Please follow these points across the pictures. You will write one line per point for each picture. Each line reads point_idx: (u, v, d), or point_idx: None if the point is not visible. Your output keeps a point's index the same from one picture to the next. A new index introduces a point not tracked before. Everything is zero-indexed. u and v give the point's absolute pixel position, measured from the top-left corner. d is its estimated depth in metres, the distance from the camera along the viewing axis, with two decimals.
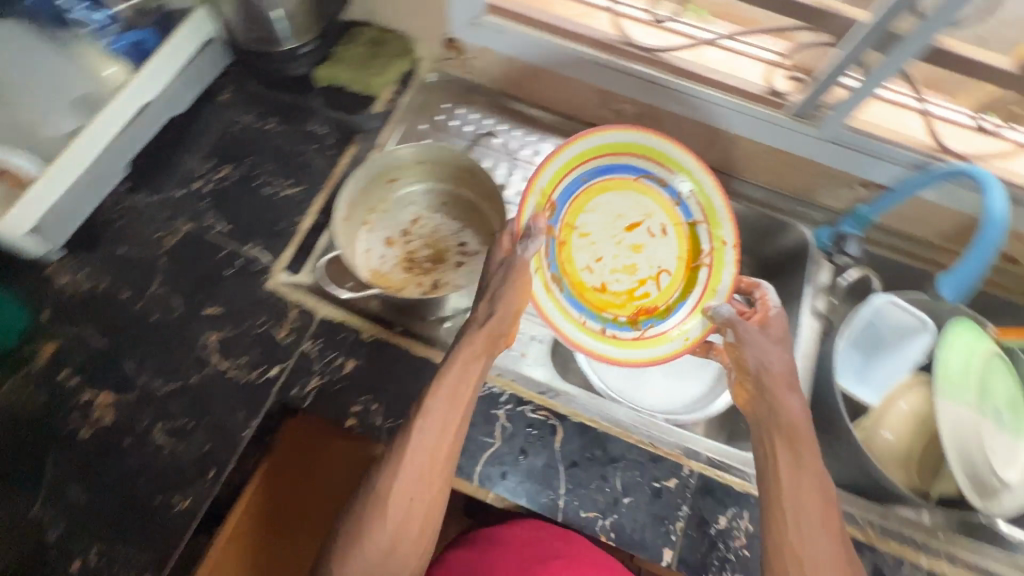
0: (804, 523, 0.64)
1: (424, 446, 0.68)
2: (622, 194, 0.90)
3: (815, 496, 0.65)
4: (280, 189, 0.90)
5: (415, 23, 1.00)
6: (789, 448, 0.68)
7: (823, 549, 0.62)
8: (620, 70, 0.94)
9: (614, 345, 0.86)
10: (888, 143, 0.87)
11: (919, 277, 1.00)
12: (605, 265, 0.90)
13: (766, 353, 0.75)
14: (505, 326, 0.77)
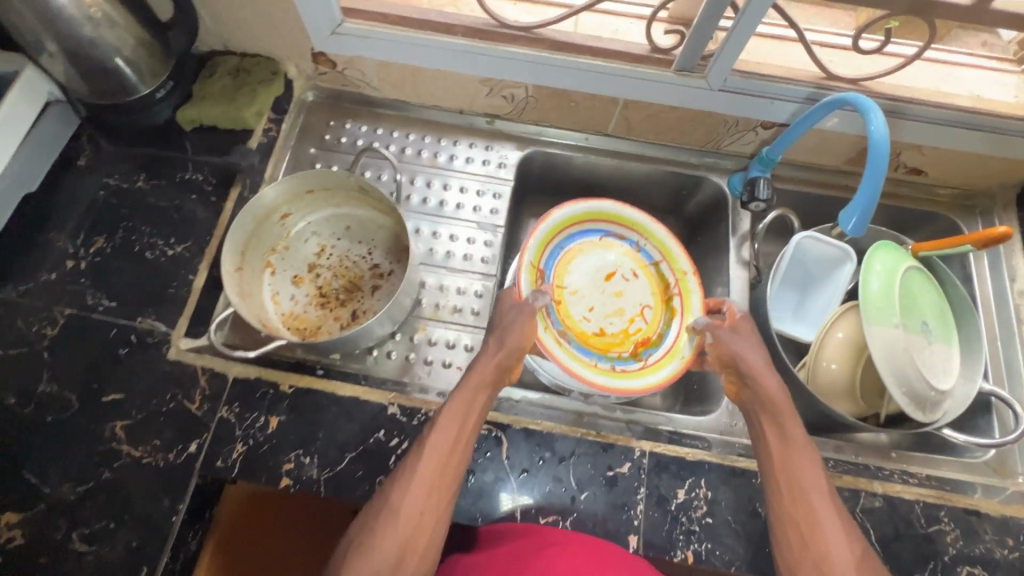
0: (807, 497, 0.63)
1: (433, 461, 0.64)
2: (596, 249, 0.92)
3: (809, 466, 0.65)
4: (164, 249, 0.83)
5: (275, 43, 0.92)
6: (781, 421, 0.69)
7: (830, 523, 0.61)
8: (499, 56, 0.89)
9: (621, 377, 0.81)
10: (776, 81, 0.87)
11: (832, 202, 1.02)
12: (597, 314, 0.88)
13: (748, 348, 0.76)
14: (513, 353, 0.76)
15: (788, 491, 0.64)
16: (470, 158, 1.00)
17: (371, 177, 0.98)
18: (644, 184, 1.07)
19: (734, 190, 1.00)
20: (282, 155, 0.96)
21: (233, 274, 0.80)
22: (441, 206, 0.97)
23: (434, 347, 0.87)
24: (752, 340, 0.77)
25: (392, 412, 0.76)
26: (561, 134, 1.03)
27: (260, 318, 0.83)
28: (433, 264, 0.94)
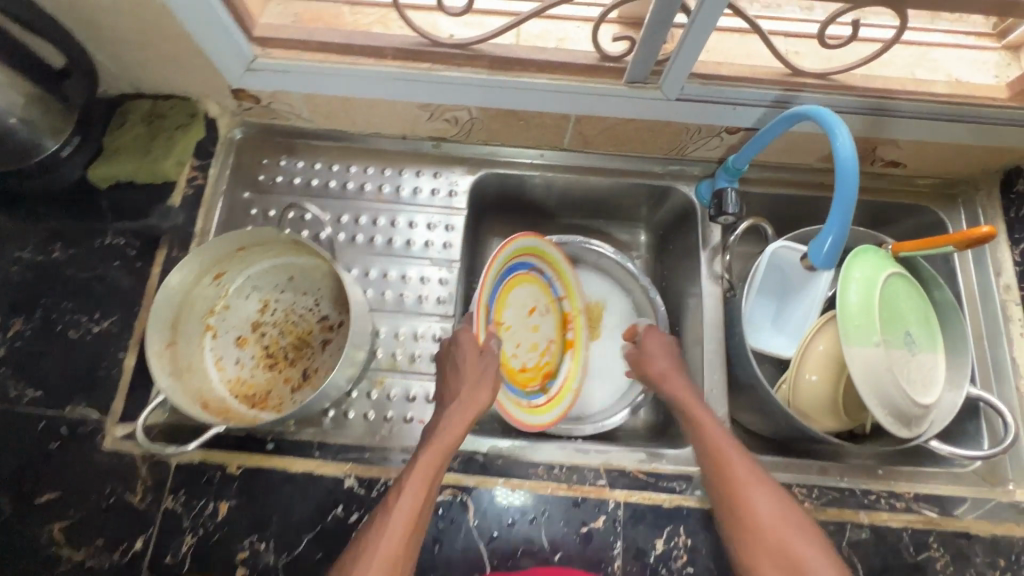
0: (765, 508, 0.67)
1: (399, 527, 0.63)
2: (527, 283, 0.91)
3: (754, 476, 0.70)
4: (90, 327, 0.77)
5: (188, 82, 0.83)
6: (716, 436, 0.73)
7: (787, 528, 0.66)
8: (436, 80, 0.80)
9: (529, 412, 0.85)
10: (739, 85, 0.78)
11: (806, 201, 0.97)
12: (518, 348, 0.89)
13: (657, 360, 0.84)
14: (477, 405, 0.75)
15: (745, 506, 0.67)
16: (418, 188, 0.93)
17: (312, 218, 0.91)
18: (608, 195, 1.01)
19: (703, 199, 0.94)
20: (215, 204, 0.88)
21: (165, 350, 0.73)
22: (390, 244, 0.91)
23: (393, 401, 0.83)
24: (663, 350, 0.85)
25: (350, 485, 0.72)
26: (515, 152, 0.96)
27: (202, 392, 0.77)
28: (386, 310, 0.87)
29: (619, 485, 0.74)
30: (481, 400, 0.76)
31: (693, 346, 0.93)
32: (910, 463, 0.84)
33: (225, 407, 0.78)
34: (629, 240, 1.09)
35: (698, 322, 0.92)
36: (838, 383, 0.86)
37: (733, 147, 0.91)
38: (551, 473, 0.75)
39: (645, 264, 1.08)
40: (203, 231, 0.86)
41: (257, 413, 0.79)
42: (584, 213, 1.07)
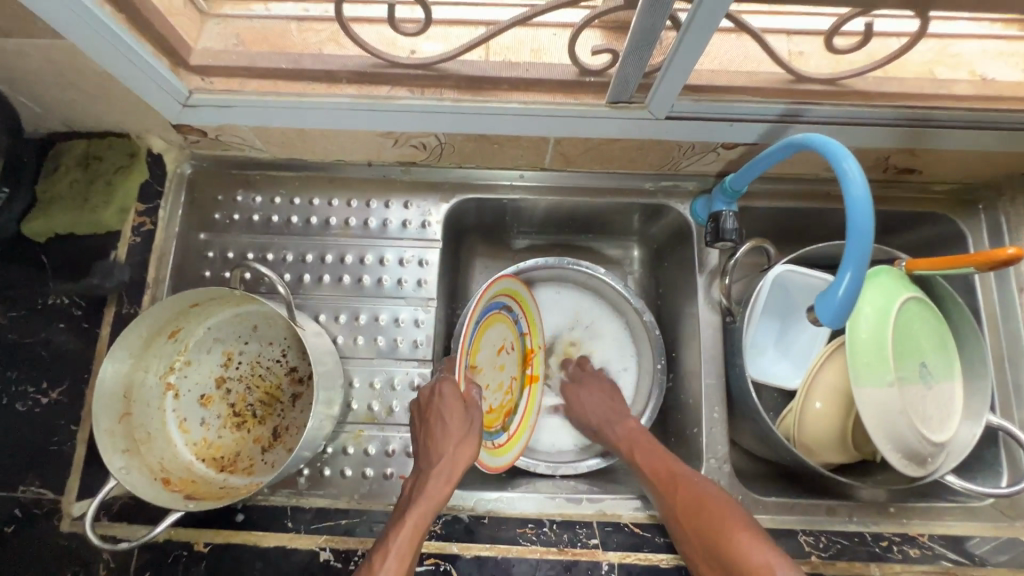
0: (711, 526, 0.65)
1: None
2: (501, 320, 0.80)
3: (693, 496, 0.68)
4: (38, 397, 0.71)
5: (122, 120, 0.75)
6: (652, 467, 0.74)
7: (742, 543, 0.62)
8: (396, 107, 0.72)
9: (498, 454, 0.80)
10: (739, 99, 0.69)
11: (810, 213, 0.89)
12: (487, 391, 0.79)
13: (588, 407, 0.86)
14: (462, 462, 0.70)
15: (694, 530, 0.66)
16: (388, 220, 0.86)
17: (275, 259, 0.84)
18: (595, 213, 0.94)
19: (698, 218, 0.87)
20: (168, 250, 0.82)
21: (118, 424, 0.68)
22: (360, 283, 0.84)
23: (371, 457, 0.78)
24: (595, 387, 0.88)
25: (326, 559, 0.67)
26: (491, 174, 0.88)
27: (164, 462, 0.72)
28: (360, 356, 0.82)
29: (612, 546, 0.70)
30: (466, 456, 0.70)
31: (691, 377, 0.87)
32: (922, 498, 0.79)
33: (190, 475, 0.73)
34: (621, 257, 1.02)
35: (695, 352, 0.86)
36: (846, 416, 0.80)
37: (732, 161, 0.82)
38: (541, 535, 0.71)
39: (638, 282, 1.01)
40: (156, 281, 0.80)
41: (226, 478, 0.74)
42: (570, 230, 0.99)
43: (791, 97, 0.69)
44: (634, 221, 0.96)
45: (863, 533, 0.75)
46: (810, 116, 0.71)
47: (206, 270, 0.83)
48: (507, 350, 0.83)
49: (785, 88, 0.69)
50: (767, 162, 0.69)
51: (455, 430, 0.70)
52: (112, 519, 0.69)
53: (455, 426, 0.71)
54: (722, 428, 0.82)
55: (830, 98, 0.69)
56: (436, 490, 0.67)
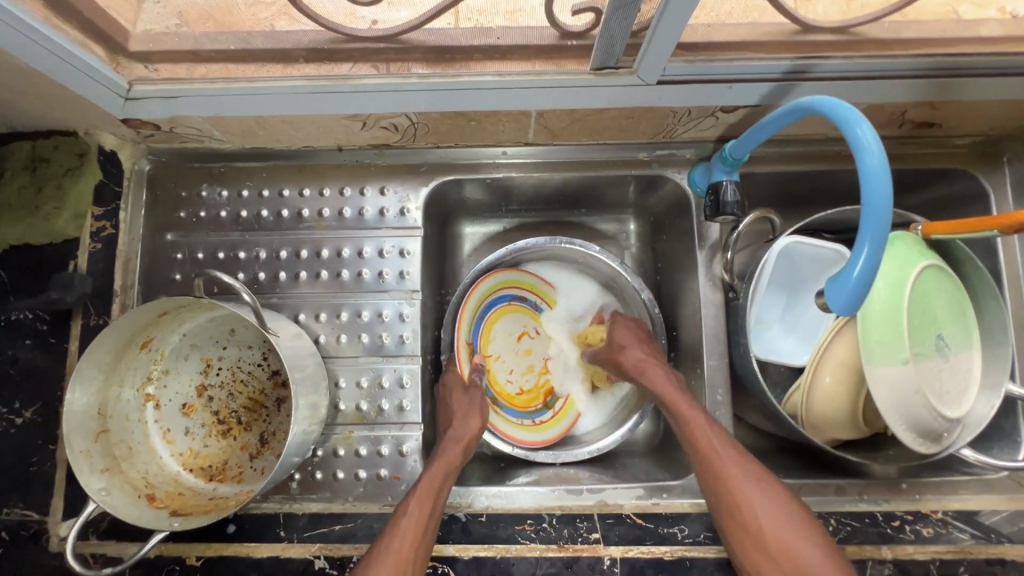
0: (778, 516, 0.63)
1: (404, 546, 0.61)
2: (514, 310, 0.89)
3: (757, 481, 0.65)
4: (11, 418, 0.68)
5: (61, 118, 0.68)
6: (713, 437, 0.69)
7: (803, 536, 0.62)
8: (359, 88, 0.65)
9: (534, 431, 0.85)
10: (738, 58, 0.62)
11: (818, 176, 0.83)
12: (513, 373, 0.88)
13: (632, 348, 0.80)
14: (470, 434, 0.74)
15: (756, 518, 0.63)
16: (364, 209, 0.81)
17: (248, 257, 0.79)
18: (586, 187, 0.87)
19: (696, 189, 0.80)
20: (133, 253, 0.78)
21: (93, 443, 0.65)
22: (339, 278, 0.79)
23: (363, 458, 0.76)
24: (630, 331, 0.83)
25: (320, 567, 0.65)
26: (473, 153, 0.82)
27: (148, 476, 0.70)
28: (344, 355, 0.78)
29: (613, 540, 0.68)
30: (472, 428, 0.74)
31: (693, 358, 0.83)
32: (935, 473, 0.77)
33: (178, 487, 0.71)
34: (616, 231, 0.96)
35: (697, 332, 0.82)
36: (855, 393, 0.75)
37: (732, 125, 0.75)
38: (539, 531, 0.69)
39: (636, 258, 0.95)
40: (125, 287, 0.77)
41: (216, 487, 0.72)
42: (561, 206, 0.93)
43: (798, 52, 0.61)
44: (629, 194, 0.89)
45: (874, 513, 0.72)
46: (819, 71, 0.63)
47: (176, 273, 0.79)
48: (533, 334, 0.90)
49: (790, 41, 0.61)
50: (771, 128, 0.63)
51: (463, 409, 0.76)
52: (101, 538, 0.67)
53: (459, 406, 0.77)
54: (726, 410, 0.79)
55: (842, 50, 0.62)
56: (450, 461, 0.70)
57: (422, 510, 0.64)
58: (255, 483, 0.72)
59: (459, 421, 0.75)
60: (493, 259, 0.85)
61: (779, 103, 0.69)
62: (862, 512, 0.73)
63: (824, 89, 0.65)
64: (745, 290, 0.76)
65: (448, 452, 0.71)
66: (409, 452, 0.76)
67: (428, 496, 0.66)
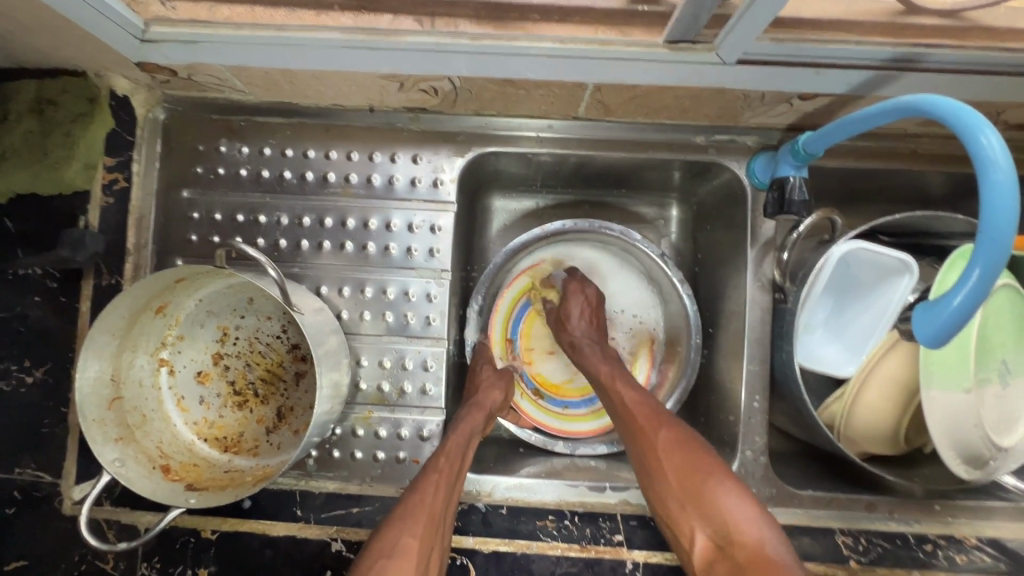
0: (696, 473, 0.59)
1: (433, 495, 0.60)
2: None
3: (676, 440, 0.62)
4: (21, 376, 0.65)
5: (69, 57, 0.62)
6: (634, 402, 0.68)
7: (719, 489, 0.57)
8: (398, 49, 0.58)
9: (589, 418, 0.83)
10: (834, 40, 0.54)
11: (889, 175, 0.76)
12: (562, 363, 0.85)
13: (573, 319, 0.78)
14: (492, 402, 0.73)
15: (676, 479, 0.59)
16: (394, 177, 0.75)
17: (269, 222, 0.74)
18: (628, 168, 0.80)
19: (755, 180, 0.74)
20: (147, 210, 0.73)
21: (107, 411, 0.63)
22: (364, 251, 0.75)
23: (383, 440, 0.73)
24: (588, 303, 0.80)
25: (337, 549, 0.65)
26: (514, 124, 0.75)
27: (162, 446, 0.67)
28: (367, 333, 0.74)
29: (637, 544, 0.68)
30: (494, 399, 0.73)
31: (731, 359, 0.79)
32: (972, 495, 0.74)
33: (192, 458, 0.69)
34: (657, 216, 0.90)
35: (738, 334, 0.78)
36: (901, 409, 0.72)
37: (806, 113, 0.69)
38: (561, 529, 0.68)
39: (675, 246, 0.90)
40: (138, 247, 0.72)
41: (231, 459, 0.70)
42: (600, 185, 0.86)
43: (905, 37, 0.54)
44: (675, 178, 0.83)
45: (906, 535, 0.72)
46: (926, 62, 0.56)
47: (192, 234, 0.74)
48: None
49: (893, 23, 0.53)
50: (859, 125, 0.56)
51: (489, 380, 0.75)
52: (114, 505, 0.66)
53: (484, 379, 0.75)
54: (762, 420, 0.75)
55: (956, 37, 0.54)
56: (473, 426, 0.68)
57: (450, 467, 0.63)
58: (271, 459, 0.70)
59: (481, 391, 0.73)
60: (527, 239, 0.80)
61: (868, 93, 0.61)
62: (893, 532, 0.72)
63: (928, 83, 0.58)
64: (796, 294, 0.71)
65: (469, 419, 0.69)
66: (429, 436, 0.73)
67: (457, 457, 0.64)
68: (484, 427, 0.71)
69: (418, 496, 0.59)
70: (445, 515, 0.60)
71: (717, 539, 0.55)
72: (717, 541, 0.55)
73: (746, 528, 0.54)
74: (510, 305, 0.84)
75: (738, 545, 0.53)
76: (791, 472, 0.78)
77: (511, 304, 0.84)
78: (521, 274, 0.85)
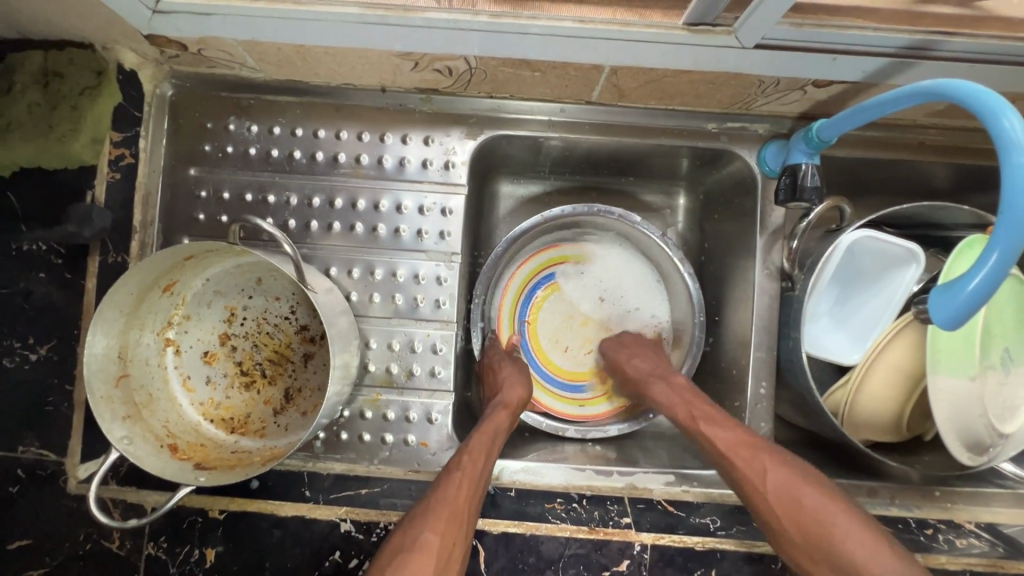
0: (818, 523, 0.58)
1: (454, 495, 0.59)
2: (566, 285, 0.85)
3: (786, 482, 0.61)
4: (25, 354, 0.65)
5: (75, 28, 0.60)
6: (726, 442, 0.65)
7: (849, 537, 0.56)
8: (413, 26, 0.57)
9: (597, 402, 0.84)
10: (849, 26, 0.55)
11: (896, 166, 0.77)
12: (570, 350, 0.85)
13: (633, 361, 0.77)
14: (517, 401, 0.72)
15: (799, 532, 0.59)
16: (404, 159, 0.74)
17: (278, 202, 0.74)
18: (638, 155, 0.81)
19: (766, 168, 0.74)
20: (154, 188, 0.72)
21: (115, 388, 0.62)
22: (374, 233, 0.74)
23: (390, 422, 0.73)
24: (637, 346, 0.80)
25: (346, 530, 0.65)
26: (526, 107, 0.75)
27: (169, 425, 0.67)
28: (376, 315, 0.74)
29: (645, 527, 0.68)
30: (518, 396, 0.72)
31: (737, 346, 0.79)
32: (970, 481, 0.76)
33: (199, 438, 0.68)
34: (664, 205, 0.90)
35: (745, 321, 0.78)
36: (905, 400, 0.72)
37: (819, 102, 0.69)
38: (570, 511, 0.68)
39: (681, 234, 0.90)
40: (144, 224, 0.71)
41: (237, 440, 0.70)
42: (608, 171, 0.86)
43: (922, 25, 0.54)
44: (684, 166, 0.83)
45: (908, 519, 0.73)
46: (941, 50, 0.56)
47: (199, 213, 0.73)
48: (590, 309, 0.86)
49: (909, 11, 0.53)
50: (875, 110, 0.57)
51: (505, 376, 0.74)
52: (120, 484, 0.65)
53: (502, 374, 0.74)
54: (767, 408, 0.76)
55: (972, 26, 0.54)
56: (497, 425, 0.67)
57: (472, 467, 0.62)
58: (279, 440, 0.69)
59: (504, 389, 0.72)
60: (527, 226, 0.79)
61: (882, 81, 0.62)
62: (895, 517, 0.73)
63: (941, 71, 0.58)
64: (804, 281, 0.71)
65: (494, 417, 0.68)
66: (438, 420, 0.73)
67: (480, 454, 0.63)
68: (511, 426, 0.70)
69: (441, 492, 0.59)
70: (471, 513, 0.60)
71: None
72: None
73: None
74: (518, 287, 0.84)
75: None
76: None
77: (519, 285, 0.84)
78: (532, 256, 0.85)
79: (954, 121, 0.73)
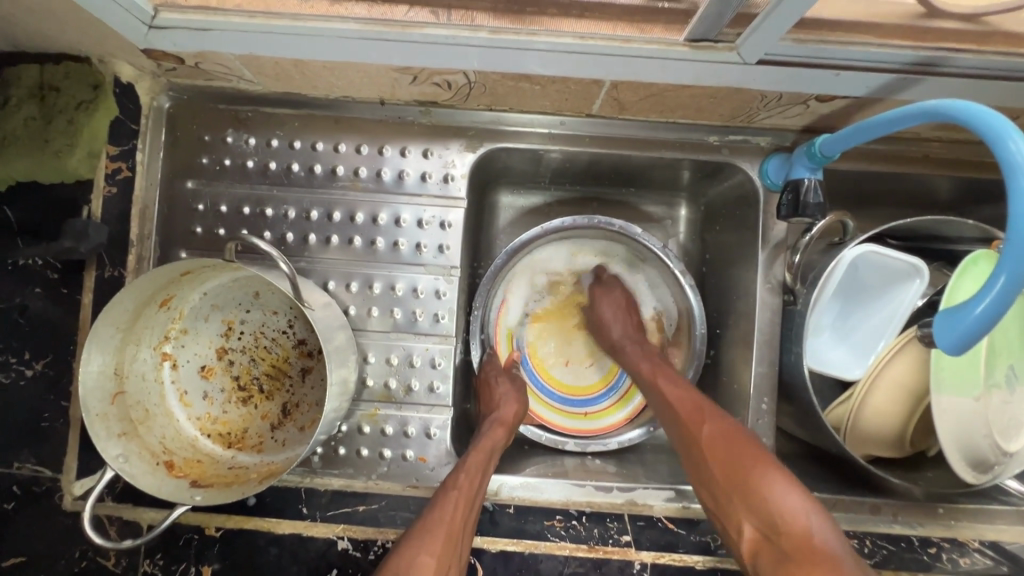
0: (741, 465, 0.60)
1: (450, 513, 0.59)
2: (564, 296, 0.85)
3: (720, 432, 0.63)
4: (21, 369, 0.64)
5: (70, 41, 0.60)
6: (678, 395, 0.69)
7: (769, 482, 0.58)
8: (409, 41, 0.56)
9: (602, 415, 0.83)
10: (855, 42, 0.54)
11: (900, 179, 0.76)
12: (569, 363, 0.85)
13: (608, 321, 0.80)
14: (512, 415, 0.72)
15: (722, 472, 0.61)
16: (403, 171, 0.74)
17: (276, 215, 0.73)
18: (639, 167, 0.80)
19: (767, 181, 0.73)
20: (150, 202, 0.72)
21: (110, 406, 0.62)
22: (373, 247, 0.74)
23: (389, 437, 0.72)
24: (618, 304, 0.81)
25: (343, 548, 0.65)
26: (526, 119, 0.74)
27: (166, 441, 0.66)
28: (374, 329, 0.73)
29: (645, 545, 0.67)
30: (512, 413, 0.72)
31: (739, 360, 0.79)
32: (974, 498, 0.75)
33: (196, 454, 0.68)
34: (665, 216, 0.89)
35: (747, 335, 0.77)
36: (909, 416, 0.71)
37: (822, 115, 0.69)
38: (569, 529, 0.68)
39: (682, 245, 0.90)
40: (141, 238, 0.71)
41: (234, 456, 0.69)
42: (609, 182, 0.85)
43: (927, 40, 0.53)
44: (685, 177, 0.82)
45: (910, 537, 0.72)
46: (947, 66, 0.55)
47: (196, 226, 0.73)
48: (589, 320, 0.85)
49: (914, 27, 0.52)
50: (880, 127, 0.56)
51: (502, 393, 0.74)
52: (116, 501, 0.65)
53: (499, 390, 0.74)
54: (769, 423, 0.76)
55: (978, 42, 0.53)
56: (494, 442, 0.67)
57: (468, 487, 0.61)
58: (277, 455, 0.69)
59: (500, 404, 0.72)
60: (527, 238, 0.79)
61: (887, 96, 0.61)
62: (897, 535, 0.72)
63: (946, 86, 0.58)
64: (807, 296, 0.71)
65: (491, 434, 0.68)
66: (437, 435, 0.72)
67: (476, 473, 0.63)
68: (507, 442, 0.70)
69: (438, 512, 0.59)
70: (467, 531, 0.59)
71: (766, 528, 0.56)
72: (766, 531, 0.56)
73: (797, 519, 0.54)
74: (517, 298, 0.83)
75: (787, 535, 0.54)
76: (796, 474, 0.78)
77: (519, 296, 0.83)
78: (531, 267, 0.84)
79: (958, 134, 0.72)
